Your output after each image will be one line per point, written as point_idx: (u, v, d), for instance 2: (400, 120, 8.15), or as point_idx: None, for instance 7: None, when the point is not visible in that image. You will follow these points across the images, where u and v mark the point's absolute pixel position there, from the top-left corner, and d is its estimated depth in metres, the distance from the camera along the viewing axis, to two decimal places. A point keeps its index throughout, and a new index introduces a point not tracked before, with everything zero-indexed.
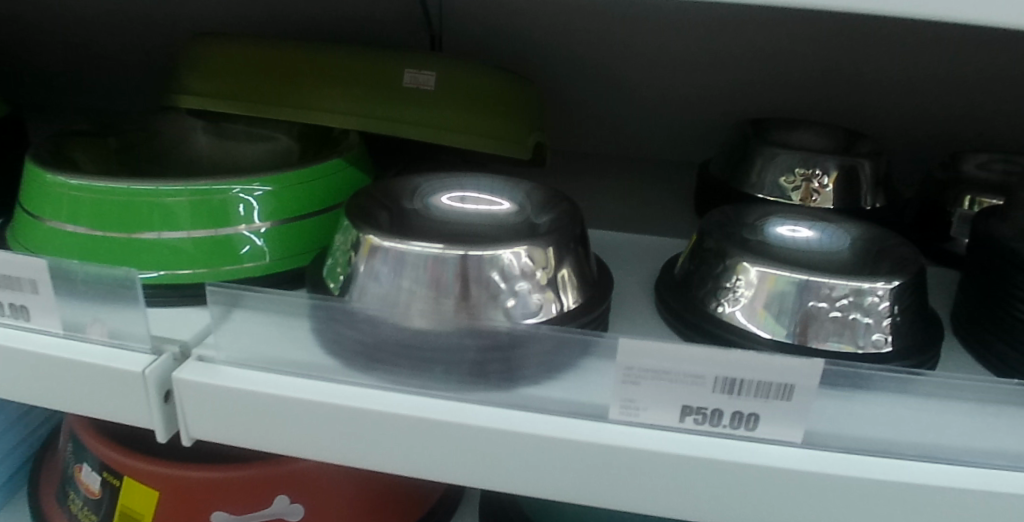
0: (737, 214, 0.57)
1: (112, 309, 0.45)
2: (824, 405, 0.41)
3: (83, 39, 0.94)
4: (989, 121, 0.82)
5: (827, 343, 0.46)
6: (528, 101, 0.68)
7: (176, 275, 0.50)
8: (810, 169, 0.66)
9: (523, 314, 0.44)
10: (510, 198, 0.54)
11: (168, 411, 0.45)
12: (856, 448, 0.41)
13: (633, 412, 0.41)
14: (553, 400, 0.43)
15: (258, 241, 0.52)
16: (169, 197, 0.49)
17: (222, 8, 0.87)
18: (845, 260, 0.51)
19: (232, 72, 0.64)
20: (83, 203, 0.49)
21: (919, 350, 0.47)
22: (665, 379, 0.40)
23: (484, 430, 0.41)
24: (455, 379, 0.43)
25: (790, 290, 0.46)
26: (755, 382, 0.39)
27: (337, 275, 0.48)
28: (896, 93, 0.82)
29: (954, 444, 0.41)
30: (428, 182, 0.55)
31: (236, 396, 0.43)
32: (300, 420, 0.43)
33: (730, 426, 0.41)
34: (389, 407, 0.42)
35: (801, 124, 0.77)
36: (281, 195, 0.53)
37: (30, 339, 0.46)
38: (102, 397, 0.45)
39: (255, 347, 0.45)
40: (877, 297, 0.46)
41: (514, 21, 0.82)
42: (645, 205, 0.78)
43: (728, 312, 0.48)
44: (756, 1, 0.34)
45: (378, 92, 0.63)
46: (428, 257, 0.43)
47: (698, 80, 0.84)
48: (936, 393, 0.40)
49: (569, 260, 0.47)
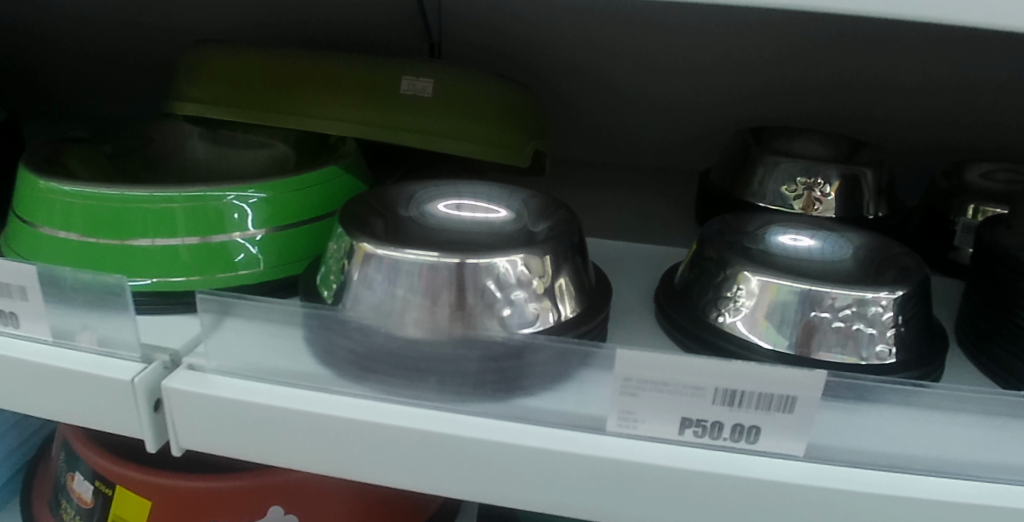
0: (738, 223, 0.57)
1: (102, 317, 0.44)
2: (827, 418, 0.40)
3: (83, 45, 0.94)
4: (991, 128, 0.81)
5: (830, 354, 0.45)
6: (527, 108, 0.67)
7: (169, 282, 0.50)
8: (812, 178, 0.65)
9: (519, 324, 0.44)
10: (507, 206, 0.53)
11: (158, 421, 0.44)
12: (860, 461, 0.41)
13: (631, 424, 0.40)
14: (549, 412, 0.42)
15: (252, 249, 0.52)
16: (162, 204, 0.49)
17: (221, 15, 0.87)
18: (847, 268, 0.50)
19: (228, 78, 0.64)
20: (75, 209, 0.49)
21: (923, 361, 0.46)
22: (664, 391, 0.39)
23: (479, 442, 0.40)
24: (450, 390, 0.43)
25: (792, 300, 0.45)
26: (756, 394, 0.38)
27: (331, 283, 0.47)
28: (898, 101, 0.81)
29: (959, 458, 0.40)
30: (425, 190, 0.54)
31: (226, 407, 0.42)
32: (290, 431, 0.42)
33: (731, 440, 0.40)
34: (381, 418, 0.41)
35: (803, 132, 0.76)
36: (275, 201, 0.52)
37: (18, 347, 0.45)
38: (91, 406, 0.44)
39: (246, 356, 0.44)
40: (881, 307, 0.45)
41: (514, 28, 0.82)
42: (646, 214, 0.77)
43: (729, 322, 0.47)
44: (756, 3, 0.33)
45: (374, 99, 0.62)
46: (423, 265, 0.42)
47: (699, 87, 0.84)
48: (941, 406, 0.39)
49: (566, 269, 0.46)
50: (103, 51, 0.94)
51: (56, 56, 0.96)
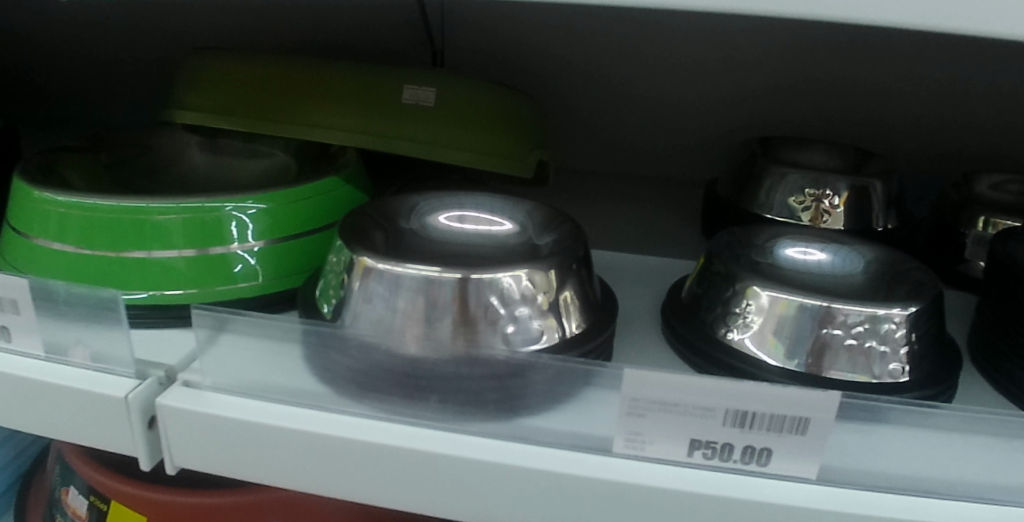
0: (746, 235, 0.56)
1: (96, 331, 0.43)
2: (840, 440, 0.39)
3: (83, 51, 0.93)
4: (1001, 137, 0.80)
5: (841, 372, 0.44)
6: (530, 118, 0.66)
7: (166, 296, 0.49)
8: (820, 189, 0.64)
9: (523, 341, 0.43)
10: (511, 218, 0.52)
11: (152, 438, 0.43)
12: (875, 485, 0.39)
13: (638, 445, 0.39)
14: (553, 432, 0.41)
15: (251, 260, 0.51)
16: (159, 215, 0.48)
17: (223, 21, 0.86)
18: (858, 282, 0.49)
19: (229, 86, 0.63)
20: (71, 220, 0.48)
21: (937, 380, 0.45)
22: (673, 411, 0.38)
23: (480, 463, 0.39)
24: (451, 409, 0.41)
25: (802, 317, 0.44)
26: (768, 416, 0.37)
27: (330, 297, 0.46)
28: (907, 111, 0.80)
29: (977, 481, 0.39)
30: (426, 201, 0.53)
31: (222, 426, 0.41)
32: (287, 451, 0.41)
33: (741, 462, 0.39)
34: (379, 438, 0.40)
35: (811, 143, 0.75)
36: (275, 213, 0.51)
37: (9, 362, 0.44)
38: (84, 423, 0.43)
39: (244, 373, 0.43)
40: (894, 325, 0.44)
41: (517, 34, 0.81)
42: (651, 225, 0.76)
43: (737, 339, 0.46)
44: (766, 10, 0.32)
45: (375, 109, 0.61)
46: (424, 280, 0.41)
47: (706, 96, 0.83)
48: (959, 427, 0.38)
49: (571, 283, 0.45)
50: (101, 57, 0.93)
51: (54, 62, 0.95)
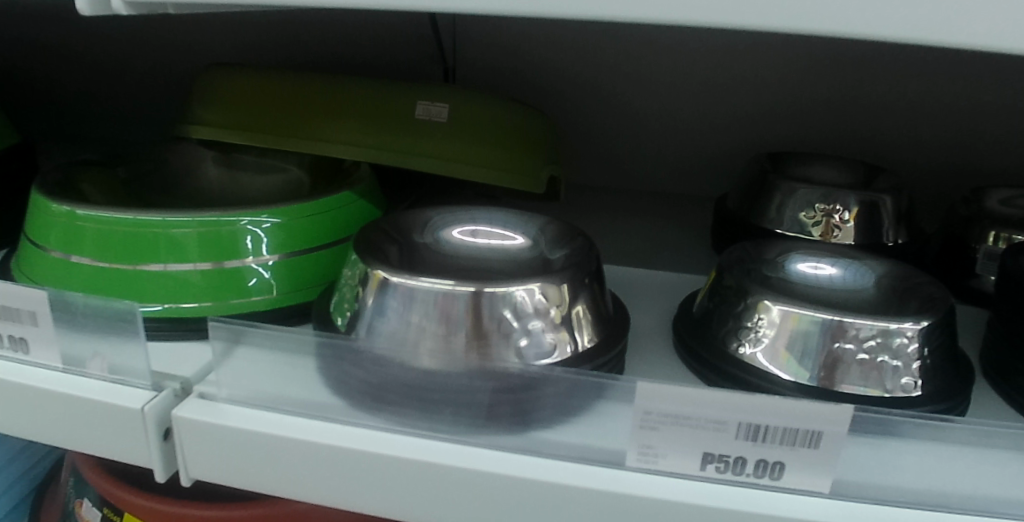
0: (756, 250, 0.56)
1: (114, 342, 0.43)
2: (853, 454, 0.39)
3: (101, 62, 0.94)
4: (1011, 149, 0.79)
5: (853, 387, 0.43)
6: (544, 135, 0.67)
7: (181, 308, 0.49)
8: (830, 204, 0.64)
9: (536, 355, 0.43)
10: (524, 233, 0.52)
11: (167, 450, 0.43)
12: (888, 499, 0.39)
13: (651, 459, 0.39)
14: (566, 445, 0.41)
15: (266, 274, 0.51)
16: (176, 228, 0.48)
17: (238, 33, 0.88)
18: (871, 298, 0.49)
19: (247, 105, 0.64)
20: (88, 233, 0.48)
21: (949, 394, 0.45)
22: (685, 424, 0.38)
23: (492, 476, 0.39)
24: (465, 421, 0.42)
25: (814, 330, 0.44)
26: (781, 429, 0.37)
27: (344, 311, 0.46)
28: (916, 128, 0.81)
29: (992, 495, 0.38)
30: (440, 215, 0.54)
31: (237, 438, 0.41)
32: (299, 464, 0.41)
33: (755, 475, 0.39)
34: (390, 450, 0.40)
35: (821, 158, 0.75)
36: (289, 227, 0.51)
37: (28, 373, 0.45)
38: (100, 434, 0.43)
39: (255, 386, 0.43)
40: (906, 339, 0.43)
41: (526, 48, 0.83)
42: (661, 240, 0.76)
43: (749, 353, 0.46)
44: (785, 25, 0.30)
45: (389, 125, 0.62)
46: (438, 293, 0.42)
47: (713, 110, 0.83)
48: (971, 441, 0.38)
49: (584, 297, 0.45)
50: (118, 71, 0.95)
51: (70, 74, 0.97)
